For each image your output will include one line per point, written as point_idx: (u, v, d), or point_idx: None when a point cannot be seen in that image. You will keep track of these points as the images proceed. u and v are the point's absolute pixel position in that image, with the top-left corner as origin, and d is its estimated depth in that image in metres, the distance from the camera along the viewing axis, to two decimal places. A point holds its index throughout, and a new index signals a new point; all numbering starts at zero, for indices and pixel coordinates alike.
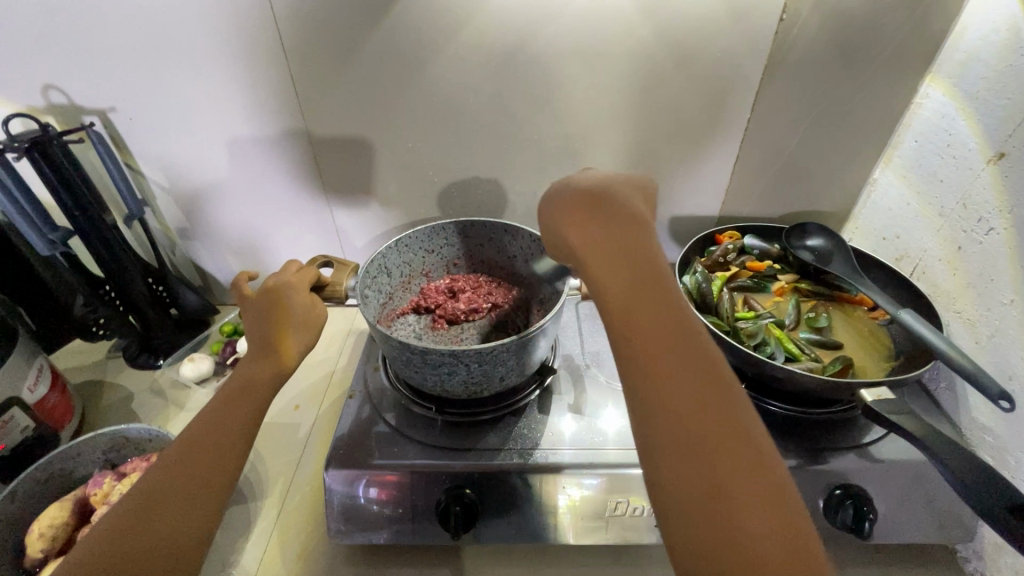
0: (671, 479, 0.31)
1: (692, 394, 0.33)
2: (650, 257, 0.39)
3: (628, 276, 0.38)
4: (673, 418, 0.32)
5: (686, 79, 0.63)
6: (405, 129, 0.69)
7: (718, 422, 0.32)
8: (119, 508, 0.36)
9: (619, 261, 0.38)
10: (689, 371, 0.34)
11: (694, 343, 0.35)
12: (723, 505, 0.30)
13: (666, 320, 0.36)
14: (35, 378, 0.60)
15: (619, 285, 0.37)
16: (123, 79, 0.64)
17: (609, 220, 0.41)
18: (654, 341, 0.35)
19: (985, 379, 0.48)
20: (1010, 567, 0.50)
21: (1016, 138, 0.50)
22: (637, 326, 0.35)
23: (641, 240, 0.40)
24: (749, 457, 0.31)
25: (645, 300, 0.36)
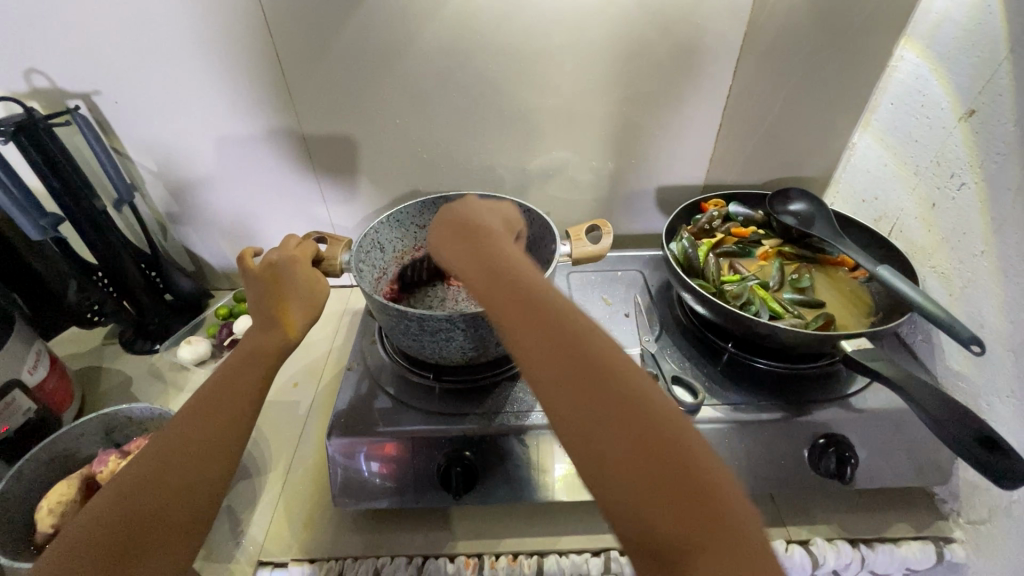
0: (571, 443, 0.32)
1: (567, 355, 0.34)
2: (506, 250, 0.44)
3: (489, 270, 0.41)
4: (557, 383, 0.33)
5: (668, 48, 0.64)
6: (392, 106, 0.69)
7: (600, 373, 0.33)
8: (138, 459, 0.38)
9: (482, 259, 0.42)
10: (562, 333, 0.35)
11: (562, 318, 0.36)
12: (623, 451, 0.30)
13: (527, 298, 0.38)
14: (34, 362, 0.61)
15: (482, 281, 0.40)
16: (105, 61, 0.64)
17: (468, 239, 0.46)
18: (527, 318, 0.36)
19: (957, 326, 0.50)
20: (984, 505, 0.53)
21: (986, 95, 0.52)
22: (509, 309, 0.37)
23: (499, 244, 0.44)
24: (638, 398, 0.32)
25: (504, 281, 0.39)
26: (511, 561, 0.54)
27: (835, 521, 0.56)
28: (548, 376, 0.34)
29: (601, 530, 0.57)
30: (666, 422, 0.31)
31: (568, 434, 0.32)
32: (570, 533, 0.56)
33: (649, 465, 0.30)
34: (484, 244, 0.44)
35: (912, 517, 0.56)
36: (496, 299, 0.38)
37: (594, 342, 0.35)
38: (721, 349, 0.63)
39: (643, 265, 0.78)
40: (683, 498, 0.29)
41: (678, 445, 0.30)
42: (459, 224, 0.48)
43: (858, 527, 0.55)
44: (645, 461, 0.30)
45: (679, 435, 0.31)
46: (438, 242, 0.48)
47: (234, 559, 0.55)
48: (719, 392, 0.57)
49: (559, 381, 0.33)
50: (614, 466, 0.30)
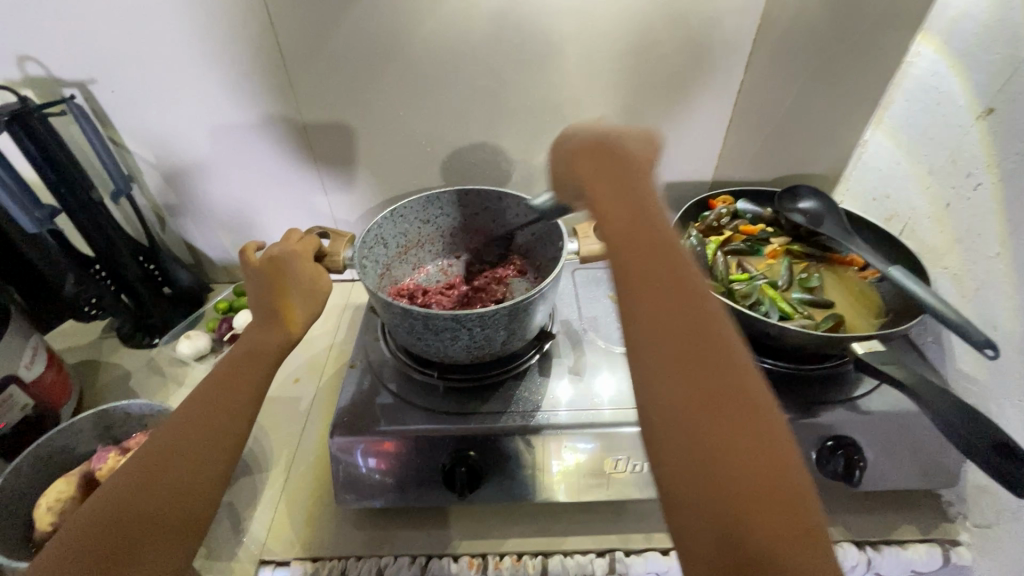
0: (660, 408, 0.31)
1: (682, 327, 0.33)
2: (650, 197, 0.42)
3: (633, 214, 0.40)
4: (660, 346, 0.33)
5: (679, 41, 0.63)
6: (395, 97, 0.67)
7: (710, 360, 0.32)
8: (135, 459, 0.37)
9: (625, 203, 0.41)
10: (686, 308, 0.34)
11: (693, 292, 0.35)
12: (712, 438, 0.30)
13: (660, 256, 0.37)
14: (31, 356, 0.60)
15: (618, 223, 0.39)
16: (101, 48, 0.62)
17: (612, 169, 0.44)
18: (651, 275, 0.35)
19: (971, 328, 0.49)
20: (992, 508, 0.52)
21: (1005, 94, 0.50)
22: (635, 261, 0.36)
23: (649, 193, 0.42)
24: (743, 394, 0.31)
25: (642, 230, 0.38)
26: (515, 561, 0.53)
27: (840, 523, 0.56)
28: (654, 336, 0.33)
29: (606, 529, 0.56)
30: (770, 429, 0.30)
31: (663, 398, 0.31)
32: (575, 533, 0.56)
33: (741, 457, 0.29)
34: (631, 186, 0.42)
35: (919, 520, 0.56)
36: (628, 245, 0.37)
37: (716, 325, 0.34)
38: None
39: None
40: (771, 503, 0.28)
41: (774, 448, 0.30)
42: (604, 160, 0.45)
43: (864, 529, 0.55)
44: (738, 452, 0.29)
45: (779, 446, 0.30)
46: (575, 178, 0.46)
47: (235, 557, 0.54)
48: None
49: (666, 351, 0.33)
50: (700, 451, 0.29)
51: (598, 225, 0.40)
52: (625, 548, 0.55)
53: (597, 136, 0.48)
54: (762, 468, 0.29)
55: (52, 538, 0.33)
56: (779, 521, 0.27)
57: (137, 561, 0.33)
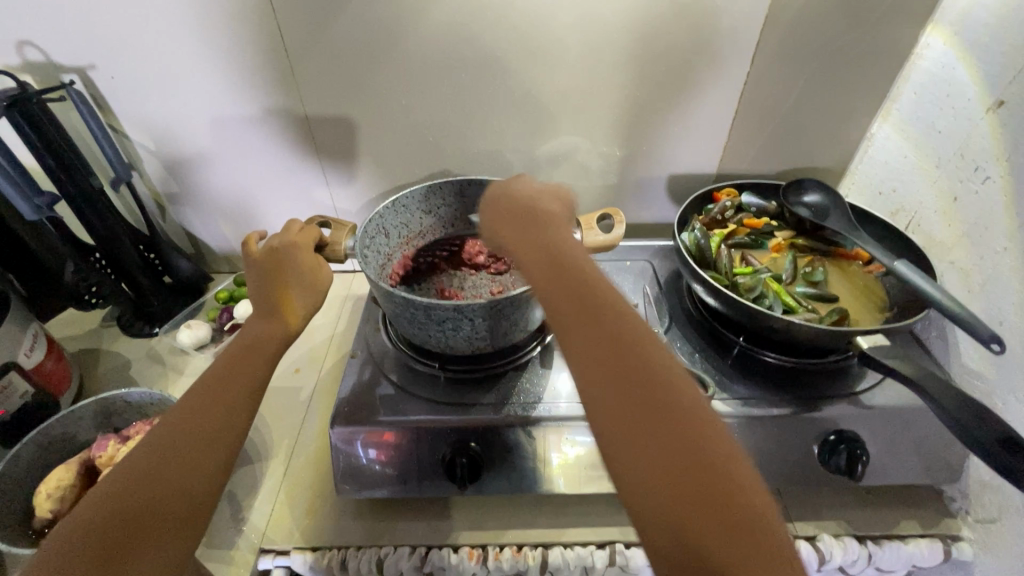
0: (608, 445, 0.32)
1: (619, 356, 0.34)
2: (562, 234, 0.44)
3: (546, 259, 0.41)
4: (596, 376, 0.33)
5: (685, 31, 0.62)
6: (397, 86, 0.67)
7: (644, 375, 0.33)
8: (136, 451, 0.37)
9: (538, 245, 0.43)
10: (614, 331, 0.35)
11: (620, 318, 0.36)
12: (657, 452, 0.30)
13: (582, 291, 0.38)
14: (30, 344, 0.59)
15: (541, 267, 0.40)
16: (100, 33, 0.61)
17: (522, 213, 0.47)
18: (576, 310, 0.37)
19: (978, 323, 0.48)
20: (996, 504, 0.52)
21: (1017, 85, 0.50)
22: (557, 299, 0.38)
23: (557, 228, 0.46)
24: (681, 403, 0.32)
25: (562, 271, 0.40)
26: (515, 552, 0.53)
27: (843, 517, 0.55)
28: (589, 366, 0.34)
29: (606, 521, 0.56)
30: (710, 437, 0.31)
31: (608, 435, 0.32)
32: (574, 525, 0.56)
33: (688, 466, 0.30)
34: (543, 236, 0.44)
35: (921, 516, 0.56)
36: (548, 287, 0.39)
37: (644, 345, 0.35)
38: (731, 342, 0.62)
39: (652, 255, 0.77)
40: (726, 517, 0.28)
41: (716, 449, 0.30)
42: (515, 208, 0.48)
43: (867, 524, 0.55)
44: (684, 463, 0.30)
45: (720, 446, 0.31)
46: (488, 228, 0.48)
47: (235, 546, 0.54)
48: (728, 386, 0.57)
49: (605, 380, 0.33)
50: (647, 468, 0.30)
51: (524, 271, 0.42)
52: (626, 541, 0.54)
53: (507, 189, 0.51)
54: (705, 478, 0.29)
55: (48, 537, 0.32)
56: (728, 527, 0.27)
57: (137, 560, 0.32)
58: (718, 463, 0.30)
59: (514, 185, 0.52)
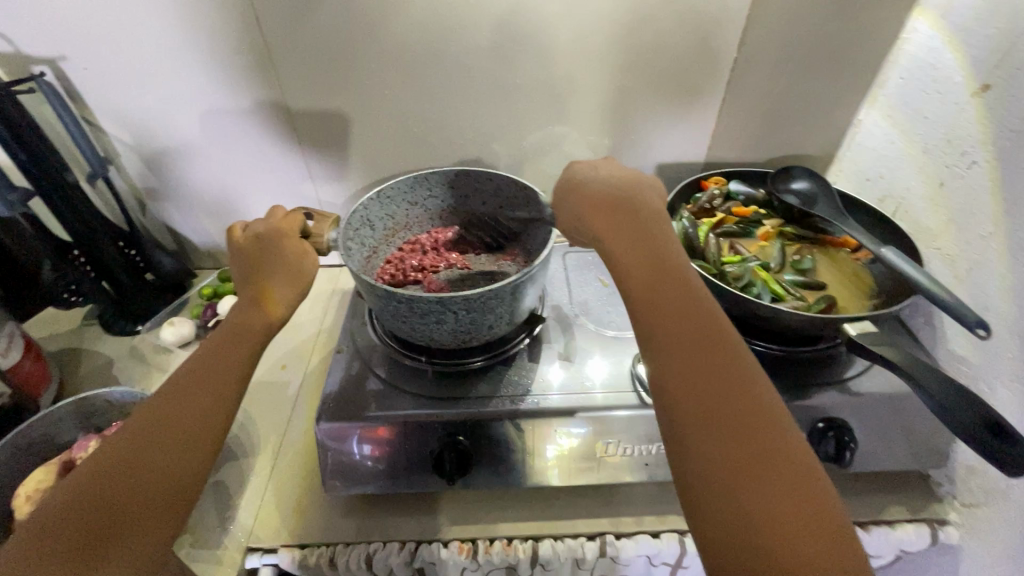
0: (689, 442, 0.33)
1: (711, 367, 0.35)
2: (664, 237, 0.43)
3: (651, 262, 0.40)
4: (685, 378, 0.34)
5: (671, 17, 0.61)
6: (379, 76, 0.65)
7: (736, 387, 0.34)
8: (114, 441, 0.36)
9: (639, 245, 0.42)
10: (707, 342, 0.36)
11: (719, 333, 0.37)
12: (740, 461, 0.31)
13: (684, 298, 0.38)
14: (6, 345, 0.58)
15: (639, 266, 0.40)
16: (70, 22, 0.59)
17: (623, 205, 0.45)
18: (672, 316, 0.37)
19: (963, 309, 0.48)
20: (981, 488, 0.52)
21: (1003, 69, 0.49)
22: (656, 300, 0.38)
23: (663, 227, 0.44)
24: (770, 422, 0.33)
25: (662, 274, 0.40)
26: (505, 546, 0.53)
27: None
28: (679, 371, 0.35)
29: (596, 513, 0.56)
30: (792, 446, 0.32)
31: (689, 432, 0.33)
32: (565, 517, 0.55)
33: (770, 480, 0.30)
34: (642, 228, 0.43)
35: (908, 501, 0.56)
36: (646, 283, 0.39)
37: (740, 364, 0.35)
38: None
39: None
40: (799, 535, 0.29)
41: (798, 469, 0.31)
42: (609, 197, 0.46)
43: (855, 510, 0.55)
44: (767, 476, 0.31)
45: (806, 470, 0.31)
46: (579, 212, 0.46)
47: (222, 546, 0.53)
48: None
49: (694, 384, 0.34)
50: (725, 472, 0.31)
51: (616, 268, 0.42)
52: (616, 532, 0.54)
53: (599, 176, 0.48)
54: (790, 477, 0.31)
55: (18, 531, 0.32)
56: (812, 525, 0.29)
57: (110, 554, 0.32)
58: (795, 467, 0.31)
59: (605, 172, 0.49)
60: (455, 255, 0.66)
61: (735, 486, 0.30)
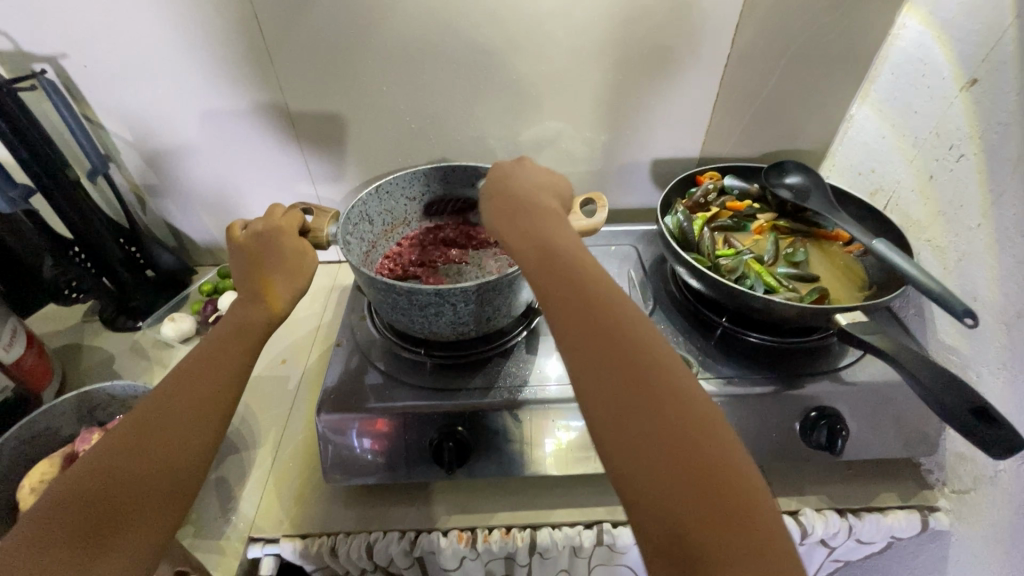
0: (603, 434, 0.31)
1: (611, 347, 0.33)
2: (561, 227, 0.43)
3: (542, 250, 0.39)
4: (588, 364, 0.33)
5: (664, 13, 0.62)
6: (377, 72, 0.66)
7: (640, 365, 0.32)
8: (119, 430, 0.37)
9: (535, 237, 0.41)
10: (603, 320, 0.34)
11: (619, 311, 0.35)
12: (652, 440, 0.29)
13: (576, 280, 0.37)
14: (9, 339, 0.58)
15: (533, 256, 0.39)
16: (70, 19, 0.60)
17: (517, 203, 0.45)
18: (575, 299, 0.35)
19: (952, 298, 0.49)
20: (970, 475, 0.53)
21: (989, 63, 0.50)
22: (558, 286, 0.37)
23: (556, 218, 0.44)
24: (673, 392, 0.31)
25: (553, 262, 0.38)
26: (504, 534, 0.54)
27: (824, 492, 0.56)
28: (581, 358, 0.33)
29: (593, 502, 0.56)
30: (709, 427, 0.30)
31: (601, 423, 0.31)
32: (562, 506, 0.56)
33: (680, 457, 0.29)
34: (541, 225, 0.42)
35: (900, 488, 0.57)
36: (544, 269, 0.38)
37: (640, 338, 0.34)
38: (714, 323, 0.63)
39: (637, 240, 0.77)
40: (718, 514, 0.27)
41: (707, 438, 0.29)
42: (515, 198, 0.46)
43: (848, 497, 0.56)
44: (675, 452, 0.29)
45: (719, 439, 0.30)
46: (488, 218, 0.46)
47: (224, 536, 0.54)
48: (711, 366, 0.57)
49: (601, 368, 0.32)
50: (641, 457, 0.29)
51: (517, 262, 0.41)
52: (613, 520, 0.55)
53: (513, 175, 0.49)
54: (700, 450, 0.29)
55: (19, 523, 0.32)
56: (727, 498, 0.27)
57: (110, 548, 0.32)
58: (709, 439, 0.29)
59: (513, 176, 0.49)
60: (453, 249, 0.67)
61: (650, 469, 0.28)
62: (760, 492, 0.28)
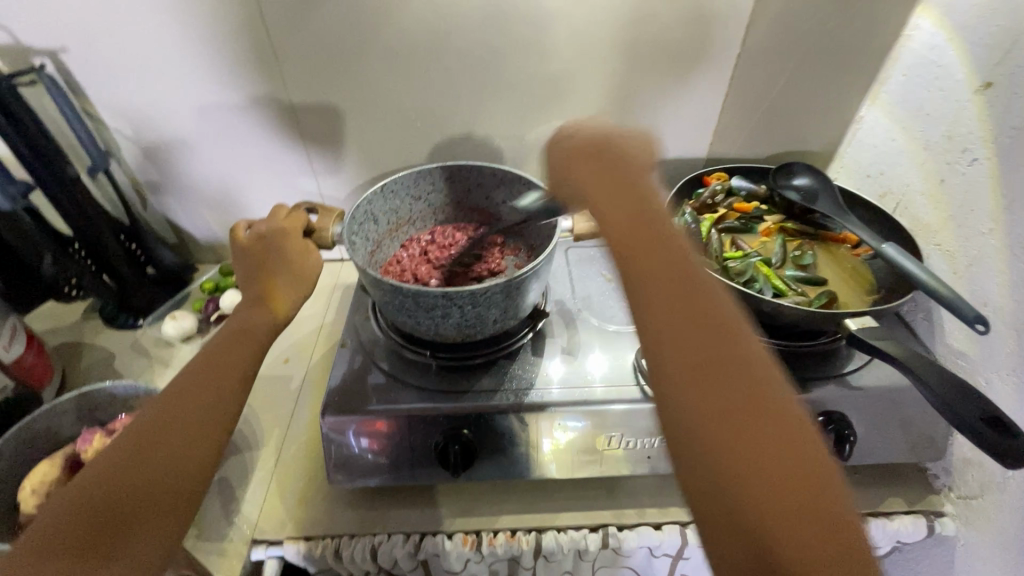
0: (682, 413, 0.30)
1: (705, 326, 0.33)
2: (648, 189, 0.41)
3: (635, 214, 0.38)
4: (672, 339, 0.32)
5: (675, 12, 0.61)
6: (383, 69, 0.65)
7: (722, 348, 0.32)
8: (123, 438, 0.36)
9: (630, 200, 0.39)
10: (695, 299, 0.34)
11: (709, 293, 0.35)
12: (732, 426, 0.29)
13: (672, 255, 0.36)
14: (10, 338, 0.58)
15: (621, 220, 0.38)
16: (70, 13, 0.59)
17: (608, 157, 0.43)
18: (668, 273, 0.35)
19: (963, 304, 0.49)
20: (977, 480, 0.53)
21: (1005, 66, 0.50)
22: (658, 258, 0.35)
23: (645, 178, 0.42)
24: (756, 379, 0.31)
25: (646, 230, 0.37)
26: (509, 537, 0.54)
27: None
28: (667, 332, 0.32)
29: (598, 504, 0.56)
30: (790, 427, 0.29)
31: (682, 402, 0.30)
32: (568, 510, 0.56)
33: (762, 445, 0.29)
34: (638, 194, 0.40)
35: (906, 494, 0.57)
36: (640, 236, 0.37)
37: (724, 322, 0.33)
38: None
39: None
40: (794, 507, 0.27)
41: (787, 429, 0.29)
42: (590, 153, 0.43)
43: (854, 503, 0.56)
44: (757, 441, 0.29)
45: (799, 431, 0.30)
46: (571, 180, 0.43)
47: (227, 538, 0.53)
48: None
49: (680, 347, 0.32)
50: (716, 441, 0.29)
51: (599, 223, 0.39)
52: (619, 523, 0.55)
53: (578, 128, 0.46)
54: (782, 442, 0.29)
55: (20, 537, 0.32)
56: (802, 492, 0.27)
57: (114, 559, 0.32)
58: (791, 431, 0.29)
59: (574, 133, 0.46)
60: (460, 250, 0.66)
61: (726, 455, 0.28)
62: (835, 490, 0.28)
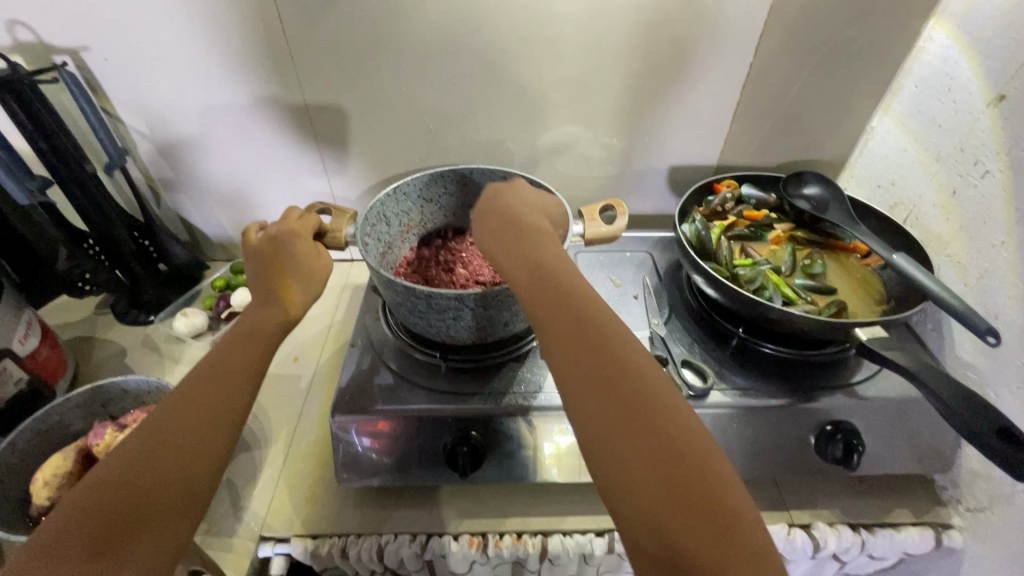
0: (597, 446, 0.32)
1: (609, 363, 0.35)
2: (553, 247, 0.45)
3: (541, 271, 0.42)
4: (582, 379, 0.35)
5: (689, 20, 0.62)
6: (397, 72, 0.66)
7: (628, 380, 0.34)
8: (134, 436, 0.37)
9: (536, 258, 0.43)
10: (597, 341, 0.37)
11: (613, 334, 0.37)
12: (642, 450, 0.31)
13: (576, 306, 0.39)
14: (25, 332, 0.59)
15: (529, 277, 0.42)
16: (91, 12, 0.60)
17: (519, 220, 0.48)
18: (569, 322, 0.38)
19: (974, 316, 0.49)
20: (985, 493, 0.53)
21: (1019, 80, 0.50)
22: (560, 309, 0.39)
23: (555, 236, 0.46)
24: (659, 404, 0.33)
25: (553, 282, 0.41)
26: (515, 540, 0.54)
27: (836, 506, 0.56)
28: (575, 374, 0.35)
29: (604, 508, 0.56)
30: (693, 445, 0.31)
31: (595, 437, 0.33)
32: (573, 514, 0.56)
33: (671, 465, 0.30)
34: (544, 251, 0.44)
35: (913, 505, 0.57)
36: (544, 291, 0.40)
37: (629, 358, 0.36)
38: (730, 333, 0.62)
39: (653, 247, 0.77)
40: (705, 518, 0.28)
41: (692, 446, 0.31)
42: (505, 215, 0.48)
43: (861, 512, 0.56)
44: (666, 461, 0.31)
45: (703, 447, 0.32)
46: (483, 237, 0.48)
47: (235, 534, 0.54)
48: (725, 377, 0.57)
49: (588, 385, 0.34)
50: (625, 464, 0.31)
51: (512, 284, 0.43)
52: None
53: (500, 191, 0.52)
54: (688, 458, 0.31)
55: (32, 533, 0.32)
56: (711, 505, 0.29)
57: (124, 556, 0.32)
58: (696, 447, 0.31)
59: (505, 194, 0.51)
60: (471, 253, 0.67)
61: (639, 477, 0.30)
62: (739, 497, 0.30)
